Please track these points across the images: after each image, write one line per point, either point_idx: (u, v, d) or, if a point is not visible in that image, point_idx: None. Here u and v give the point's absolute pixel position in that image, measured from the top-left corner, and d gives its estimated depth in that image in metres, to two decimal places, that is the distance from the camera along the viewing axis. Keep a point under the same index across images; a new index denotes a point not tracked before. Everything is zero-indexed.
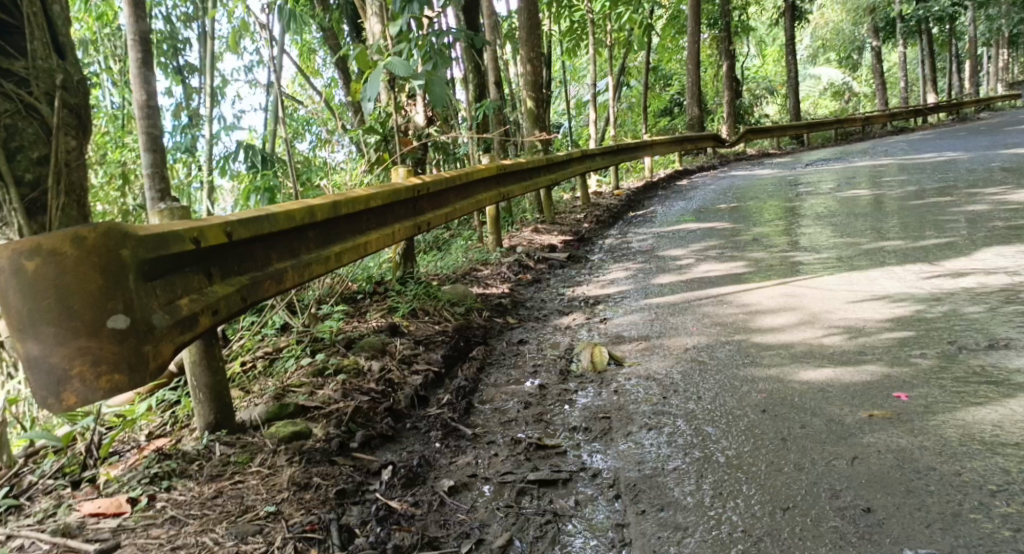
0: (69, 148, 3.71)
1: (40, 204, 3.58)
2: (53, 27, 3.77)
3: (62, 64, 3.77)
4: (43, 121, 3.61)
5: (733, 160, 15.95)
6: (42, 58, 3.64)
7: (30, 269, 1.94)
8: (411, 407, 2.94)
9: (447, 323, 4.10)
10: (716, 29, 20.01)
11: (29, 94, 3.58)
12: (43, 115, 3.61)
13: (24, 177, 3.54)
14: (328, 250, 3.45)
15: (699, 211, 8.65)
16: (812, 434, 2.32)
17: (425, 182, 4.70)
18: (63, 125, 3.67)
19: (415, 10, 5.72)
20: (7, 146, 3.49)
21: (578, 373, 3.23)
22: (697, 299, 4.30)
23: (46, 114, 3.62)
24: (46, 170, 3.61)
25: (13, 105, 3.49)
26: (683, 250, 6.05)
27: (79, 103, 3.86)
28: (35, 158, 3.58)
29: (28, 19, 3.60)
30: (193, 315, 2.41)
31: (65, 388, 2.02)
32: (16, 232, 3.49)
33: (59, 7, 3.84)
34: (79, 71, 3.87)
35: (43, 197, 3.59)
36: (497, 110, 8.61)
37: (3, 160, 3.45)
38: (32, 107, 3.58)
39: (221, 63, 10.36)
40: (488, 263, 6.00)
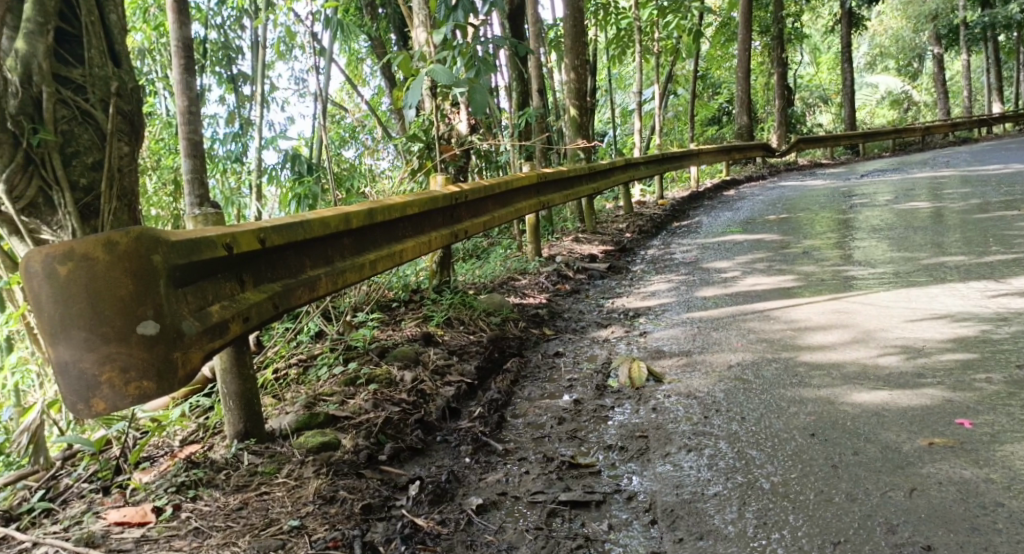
0: (122, 153, 3.79)
1: (94, 209, 3.66)
2: (110, 36, 3.91)
3: (117, 72, 3.89)
4: (98, 128, 3.71)
5: (783, 171, 15.56)
6: (99, 66, 3.77)
7: (63, 273, 1.93)
8: (442, 419, 2.88)
9: (482, 333, 4.03)
10: (767, 37, 19.63)
11: (85, 101, 3.69)
12: (98, 121, 3.71)
13: (79, 182, 3.63)
14: (363, 258, 3.42)
15: (746, 222, 8.43)
16: (865, 462, 2.17)
17: (464, 190, 4.65)
18: (117, 130, 3.77)
19: (460, 18, 5.70)
20: (64, 152, 3.58)
21: (615, 388, 3.12)
22: (742, 314, 4.15)
23: (101, 120, 3.72)
24: (99, 175, 3.69)
25: (71, 111, 3.60)
26: (728, 262, 5.87)
27: (133, 110, 3.96)
28: (89, 163, 3.67)
29: (86, 28, 3.76)
30: (224, 321, 2.39)
31: (95, 394, 2.01)
32: (71, 236, 3.54)
33: (115, 17, 3.97)
34: (133, 79, 3.99)
35: (96, 202, 3.67)
36: (540, 118, 8.55)
37: (60, 164, 3.54)
38: (88, 114, 3.68)
39: (272, 72, 10.56)
40: (527, 272, 5.93)
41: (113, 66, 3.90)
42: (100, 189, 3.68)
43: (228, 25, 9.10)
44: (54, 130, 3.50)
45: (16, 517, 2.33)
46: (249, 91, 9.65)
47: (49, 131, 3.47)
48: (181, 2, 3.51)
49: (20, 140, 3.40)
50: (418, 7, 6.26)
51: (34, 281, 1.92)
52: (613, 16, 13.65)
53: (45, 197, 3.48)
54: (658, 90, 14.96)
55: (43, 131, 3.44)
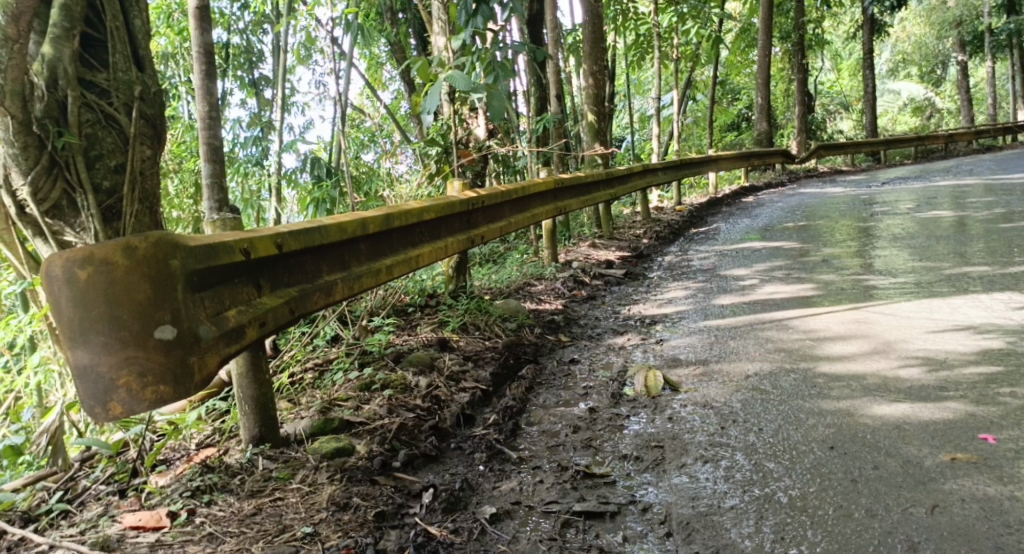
0: (144, 157, 3.83)
1: (116, 211, 3.70)
2: (134, 41, 3.96)
3: (141, 76, 3.94)
4: (121, 132, 3.76)
5: (804, 177, 15.42)
6: (123, 70, 3.82)
7: (83, 278, 1.95)
8: (456, 426, 2.87)
9: (497, 339, 4.02)
10: (788, 42, 19.49)
11: (109, 105, 3.74)
12: (121, 125, 3.76)
13: (102, 185, 3.67)
14: (380, 263, 3.43)
15: (765, 229, 8.36)
16: (886, 476, 2.13)
17: (481, 195, 4.65)
18: (139, 134, 3.81)
19: (479, 23, 5.72)
20: (87, 155, 3.63)
21: (631, 397, 3.10)
22: (760, 322, 4.10)
23: (124, 123, 3.77)
24: (122, 178, 3.73)
25: (95, 115, 3.65)
26: (746, 270, 5.82)
27: (156, 113, 4.01)
28: (112, 166, 3.71)
29: (111, 33, 3.81)
30: (240, 326, 2.41)
31: (112, 397, 2.03)
32: (93, 237, 3.60)
33: (140, 22, 4.03)
34: (156, 83, 4.03)
35: (119, 204, 3.71)
36: (558, 123, 8.55)
37: (84, 167, 3.58)
38: (111, 117, 3.73)
39: (292, 76, 10.65)
40: (543, 278, 5.91)
41: (137, 71, 3.95)
42: (123, 192, 3.72)
43: (250, 30, 9.19)
44: (78, 133, 3.55)
45: (34, 518, 2.36)
46: (270, 95, 9.74)
47: (73, 134, 3.52)
48: (204, 8, 3.55)
49: (45, 143, 3.45)
50: (438, 13, 6.28)
51: (55, 285, 1.93)
52: (632, 21, 13.62)
53: (69, 199, 3.54)
54: (677, 95, 14.90)
55: (67, 134, 3.49)
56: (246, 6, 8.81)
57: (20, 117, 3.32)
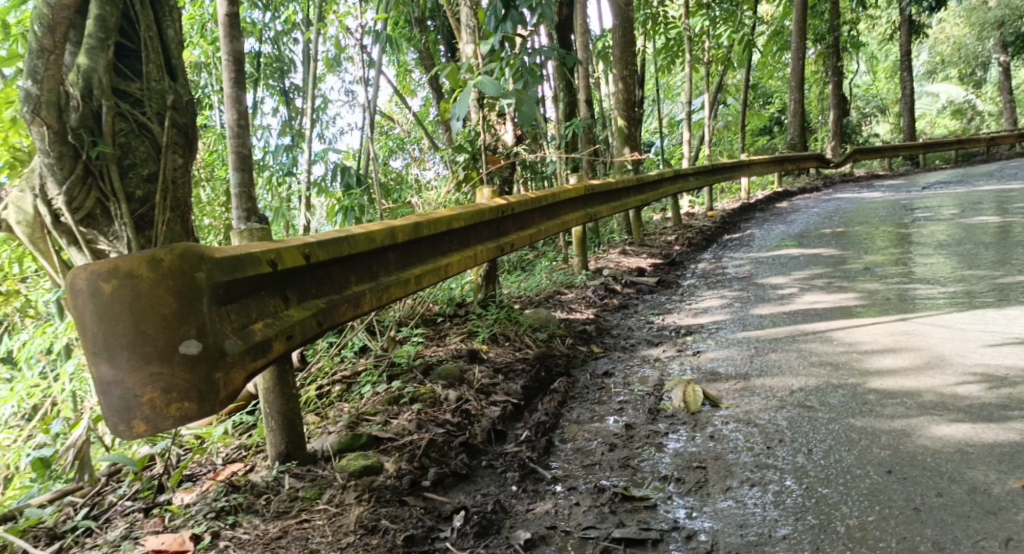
0: (175, 166, 3.82)
1: (148, 219, 3.68)
2: (167, 51, 3.93)
3: (173, 86, 3.91)
4: (154, 141, 3.74)
5: (839, 182, 15.08)
6: (155, 80, 3.80)
7: (107, 291, 1.90)
8: (488, 442, 2.78)
9: (529, 350, 3.92)
10: (822, 45, 19.14)
11: (142, 114, 3.72)
12: (154, 134, 3.74)
13: (135, 194, 3.66)
14: (408, 272, 3.35)
15: (801, 235, 8.14)
16: (952, 505, 1.98)
17: (510, 202, 4.56)
18: (171, 143, 3.79)
19: (508, 29, 5.62)
20: (121, 163, 3.62)
21: (669, 412, 2.97)
22: (802, 334, 3.94)
23: (156, 133, 3.75)
24: (154, 187, 3.72)
25: (128, 125, 3.64)
26: (784, 278, 5.64)
27: (188, 123, 3.99)
28: (145, 175, 3.70)
29: (144, 43, 3.79)
30: (267, 340, 2.34)
31: (135, 415, 1.97)
32: (126, 246, 3.59)
33: (172, 32, 4.00)
34: (189, 93, 4.01)
35: (151, 213, 3.70)
36: (587, 128, 8.45)
37: (117, 177, 3.58)
38: (144, 126, 3.71)
39: (323, 84, 10.69)
40: (573, 286, 5.80)
41: (170, 80, 3.93)
42: (155, 201, 3.71)
43: (281, 40, 9.25)
44: (112, 143, 3.54)
45: (59, 535, 2.35)
46: (300, 103, 9.79)
47: (107, 144, 3.52)
48: (233, 16, 3.51)
49: (80, 153, 3.45)
50: (466, 19, 6.21)
51: (79, 299, 1.88)
52: (662, 25, 13.46)
53: (102, 208, 3.54)
54: (708, 99, 14.66)
55: (101, 144, 3.49)
56: (277, 16, 8.86)
57: (55, 127, 3.38)
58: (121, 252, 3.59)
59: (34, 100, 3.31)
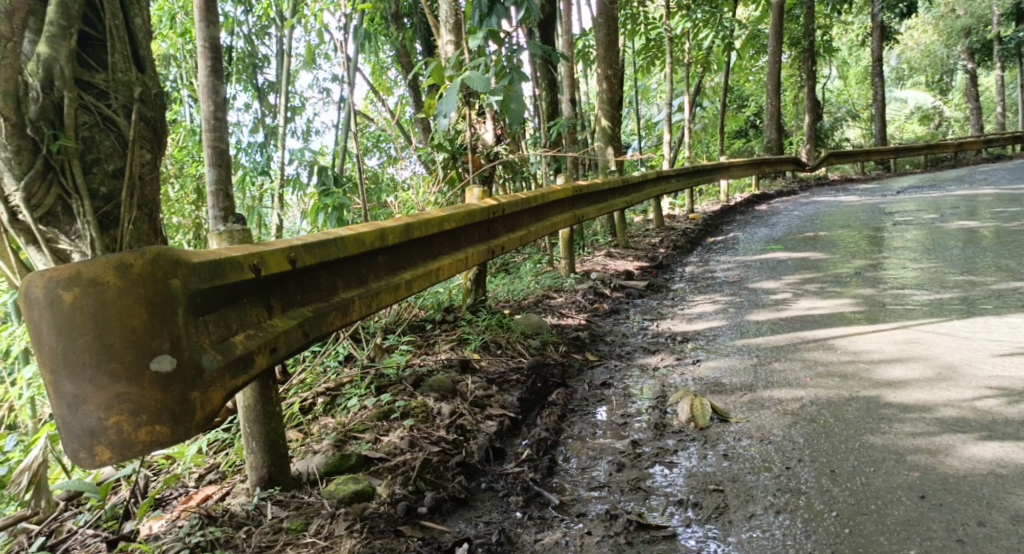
0: (143, 161, 3.56)
1: (113, 218, 3.42)
2: (134, 42, 3.69)
3: (141, 77, 3.66)
4: (120, 135, 3.49)
5: (815, 186, 15.15)
6: (122, 71, 3.54)
7: (67, 301, 1.68)
8: (486, 462, 2.59)
9: (522, 359, 3.74)
10: (798, 49, 19.25)
11: (107, 106, 3.47)
12: (120, 128, 3.49)
13: (99, 191, 3.39)
14: (398, 277, 3.14)
15: (786, 238, 8.07)
16: (997, 537, 1.88)
17: (500, 203, 4.38)
18: (138, 137, 3.53)
19: (493, 24, 5.41)
20: (84, 159, 3.35)
21: (676, 428, 2.81)
22: (805, 342, 3.82)
23: (122, 127, 3.50)
24: (120, 184, 3.46)
25: (93, 117, 3.38)
26: (775, 283, 5.53)
27: (157, 117, 3.73)
28: (110, 171, 3.44)
29: (110, 32, 3.54)
30: (249, 353, 2.11)
31: (98, 441, 1.74)
32: (89, 246, 3.32)
33: (140, 21, 3.75)
34: (157, 85, 3.75)
35: (117, 211, 3.43)
36: (570, 128, 8.29)
37: (80, 172, 3.31)
38: (109, 120, 3.46)
39: (296, 81, 10.39)
40: (561, 290, 5.64)
41: (136, 71, 3.68)
42: (121, 198, 3.45)
43: (255, 34, 8.95)
44: (74, 136, 3.29)
45: None
46: (274, 99, 9.48)
47: (69, 137, 3.26)
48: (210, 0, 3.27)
49: (39, 146, 3.19)
50: (446, 15, 5.95)
51: (35, 310, 1.66)
52: (643, 26, 13.39)
53: (63, 206, 3.27)
54: (686, 101, 14.60)
55: (63, 137, 3.23)
56: (251, 10, 8.57)
57: (12, 119, 3.10)
58: (84, 252, 3.32)
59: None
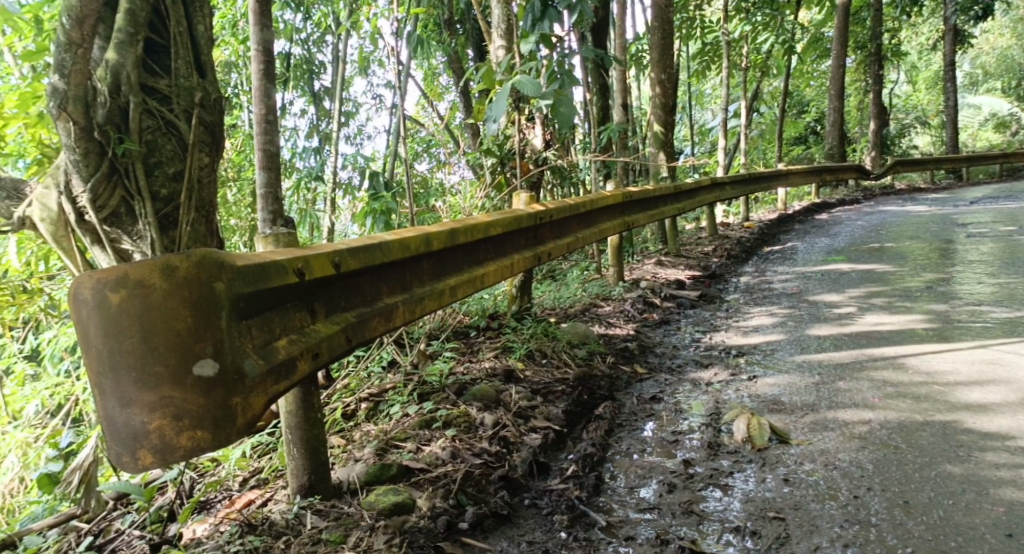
0: (202, 164, 3.76)
1: (172, 218, 3.64)
2: (197, 47, 3.88)
3: (202, 82, 3.85)
4: (181, 137, 3.68)
5: (880, 195, 14.59)
6: (184, 76, 3.74)
7: (114, 303, 1.68)
8: (529, 477, 2.54)
9: (568, 370, 3.64)
10: (862, 53, 18.61)
11: (170, 111, 3.65)
12: (181, 131, 3.68)
13: (160, 192, 3.61)
14: (443, 283, 3.09)
15: (848, 249, 7.75)
16: None
17: (548, 209, 4.30)
18: (197, 140, 3.72)
19: (545, 28, 5.35)
20: (147, 161, 3.57)
21: (731, 448, 2.68)
22: (871, 360, 3.63)
23: (183, 130, 3.69)
24: (179, 186, 3.66)
25: (155, 121, 3.58)
26: (837, 296, 5.30)
27: (215, 121, 3.91)
28: (171, 173, 3.65)
29: (174, 39, 3.73)
30: (291, 359, 2.08)
31: (141, 445, 1.72)
32: (149, 246, 3.55)
33: (203, 27, 3.94)
34: (218, 90, 3.94)
35: (176, 212, 3.65)
36: (622, 133, 8.16)
37: (142, 174, 3.54)
38: (171, 124, 3.65)
39: (351, 86, 10.53)
40: (610, 298, 5.53)
41: (198, 76, 3.87)
42: (180, 200, 3.65)
43: (312, 40, 9.09)
44: (139, 140, 3.50)
45: None
46: (330, 104, 9.63)
47: (133, 141, 3.48)
48: (263, 4, 3.29)
49: (106, 149, 3.42)
50: (498, 19, 5.90)
51: (84, 311, 1.67)
52: (699, 29, 13.11)
53: (127, 207, 3.51)
54: (743, 106, 14.26)
55: (127, 141, 3.45)
56: (309, 16, 8.70)
57: (82, 123, 3.31)
58: (143, 252, 3.55)
59: (61, 95, 3.21)
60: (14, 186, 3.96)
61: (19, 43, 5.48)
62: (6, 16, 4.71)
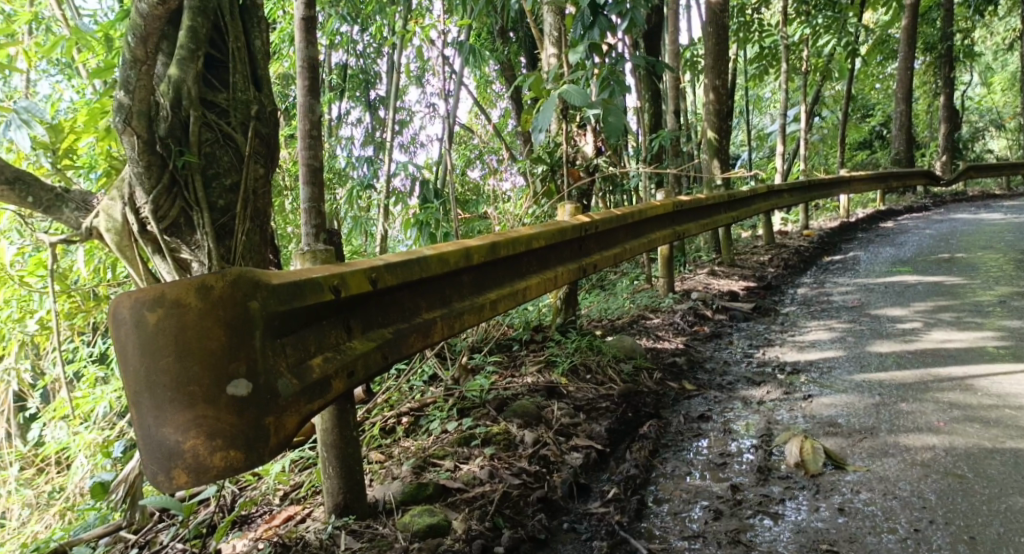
0: (257, 175, 4.11)
1: (228, 229, 3.98)
2: (253, 62, 4.24)
3: (258, 96, 4.21)
4: (238, 150, 4.03)
5: (951, 201, 13.93)
6: (241, 90, 4.10)
7: (152, 322, 1.70)
8: (569, 498, 2.47)
9: (613, 386, 3.56)
10: (932, 54, 17.85)
11: (227, 124, 4.01)
12: (238, 143, 4.03)
13: (217, 203, 3.97)
14: (483, 297, 3.05)
15: (914, 259, 7.41)
16: None
17: (594, 220, 4.23)
18: (253, 152, 4.07)
19: (596, 36, 5.25)
20: (206, 173, 3.93)
21: (783, 473, 2.55)
22: (936, 380, 3.43)
23: (240, 142, 4.04)
24: (235, 197, 4.02)
25: (214, 135, 3.94)
26: (901, 310, 5.05)
27: (269, 132, 4.26)
28: (227, 185, 4.00)
29: (232, 55, 4.10)
30: (326, 378, 2.07)
31: (176, 463, 1.73)
32: (206, 255, 3.89)
33: (259, 43, 4.31)
34: (271, 103, 4.29)
35: (232, 222, 3.99)
36: (675, 140, 8.01)
37: (201, 185, 3.90)
38: (229, 136, 4.01)
39: (405, 96, 10.66)
40: (659, 310, 5.41)
41: (254, 90, 4.23)
42: (236, 210, 4.01)
43: (367, 52, 9.24)
44: (198, 152, 3.87)
45: None
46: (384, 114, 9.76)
47: (192, 153, 3.84)
48: (309, 20, 3.34)
49: (167, 161, 3.79)
50: (549, 27, 5.86)
51: (122, 329, 1.69)
52: (757, 33, 12.79)
53: (186, 217, 3.87)
54: (803, 111, 13.85)
55: (187, 153, 3.82)
56: (365, 29, 8.86)
57: (144, 136, 3.67)
58: (201, 261, 3.89)
59: (126, 110, 3.58)
60: (83, 198, 4.09)
61: (91, 60, 5.73)
62: (79, 35, 4.94)
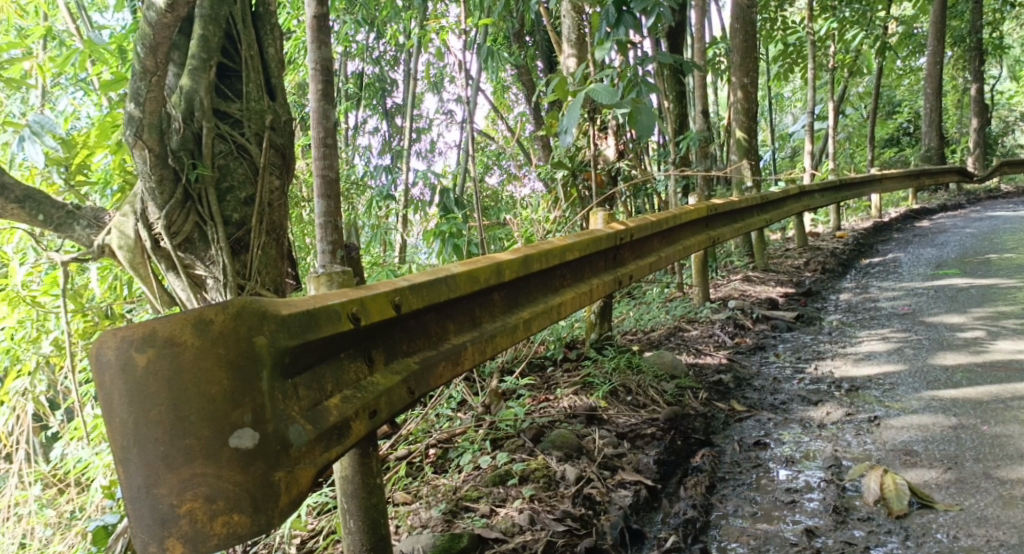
0: (273, 188, 3.89)
1: (244, 243, 3.77)
2: (267, 70, 4.02)
3: (272, 105, 3.98)
4: (252, 162, 3.81)
5: (985, 199, 13.45)
6: (255, 100, 3.87)
7: (141, 364, 1.44)
8: (621, 546, 2.19)
9: (656, 409, 3.27)
10: (960, 47, 17.36)
11: (241, 135, 3.79)
12: (252, 155, 3.81)
13: (232, 217, 3.76)
14: (516, 316, 2.78)
15: (962, 261, 7.00)
16: None
17: (628, 227, 3.94)
18: (268, 164, 3.85)
19: (621, 35, 4.93)
20: (220, 186, 3.72)
21: (863, 514, 2.24)
22: (1018, 398, 3.08)
23: (254, 154, 3.82)
24: (250, 210, 3.80)
25: (228, 146, 3.72)
26: (960, 317, 4.68)
27: (286, 143, 4.04)
28: (242, 199, 3.79)
29: (246, 63, 3.87)
30: (344, 421, 1.80)
31: (170, 532, 1.47)
32: (221, 270, 3.67)
33: (273, 50, 4.08)
34: (287, 112, 4.06)
35: (247, 236, 3.78)
36: (703, 141, 7.70)
37: (215, 200, 3.68)
38: (243, 148, 3.79)
39: (422, 103, 10.46)
40: (697, 321, 5.11)
41: (269, 99, 4.00)
42: (251, 224, 3.79)
43: (384, 59, 9.03)
44: (211, 165, 3.64)
45: None
46: (401, 121, 9.55)
47: (206, 166, 3.62)
48: (322, 19, 3.09)
49: (179, 176, 3.58)
50: (567, 30, 5.54)
51: (106, 375, 1.44)
52: (781, 30, 12.43)
53: (200, 233, 3.66)
54: (831, 108, 13.43)
55: (200, 166, 3.60)
56: (379, 36, 8.63)
57: (156, 150, 3.45)
58: (216, 277, 3.67)
59: (137, 123, 3.33)
60: (95, 214, 3.87)
61: (103, 73, 5.53)
62: (91, 47, 4.73)
